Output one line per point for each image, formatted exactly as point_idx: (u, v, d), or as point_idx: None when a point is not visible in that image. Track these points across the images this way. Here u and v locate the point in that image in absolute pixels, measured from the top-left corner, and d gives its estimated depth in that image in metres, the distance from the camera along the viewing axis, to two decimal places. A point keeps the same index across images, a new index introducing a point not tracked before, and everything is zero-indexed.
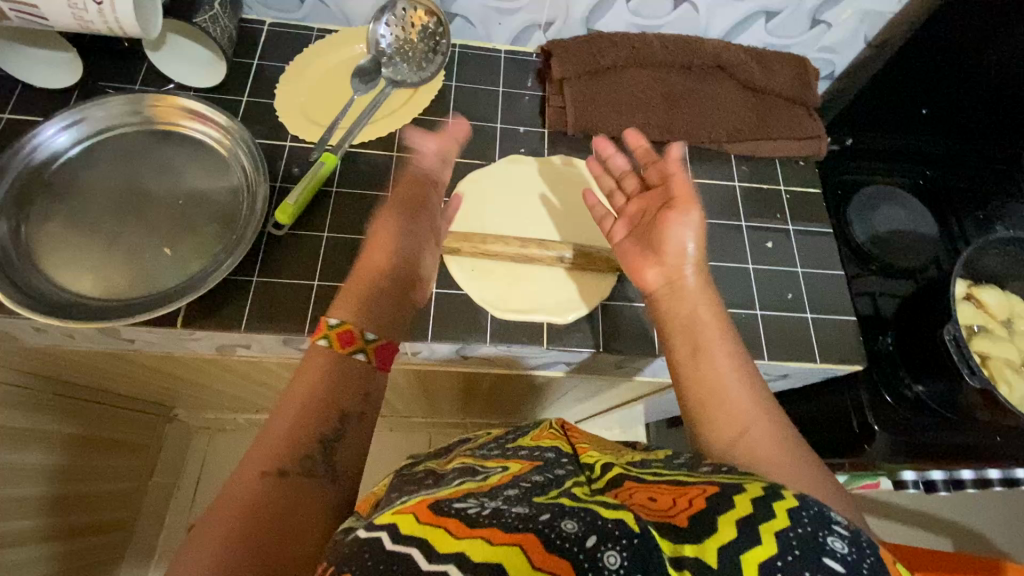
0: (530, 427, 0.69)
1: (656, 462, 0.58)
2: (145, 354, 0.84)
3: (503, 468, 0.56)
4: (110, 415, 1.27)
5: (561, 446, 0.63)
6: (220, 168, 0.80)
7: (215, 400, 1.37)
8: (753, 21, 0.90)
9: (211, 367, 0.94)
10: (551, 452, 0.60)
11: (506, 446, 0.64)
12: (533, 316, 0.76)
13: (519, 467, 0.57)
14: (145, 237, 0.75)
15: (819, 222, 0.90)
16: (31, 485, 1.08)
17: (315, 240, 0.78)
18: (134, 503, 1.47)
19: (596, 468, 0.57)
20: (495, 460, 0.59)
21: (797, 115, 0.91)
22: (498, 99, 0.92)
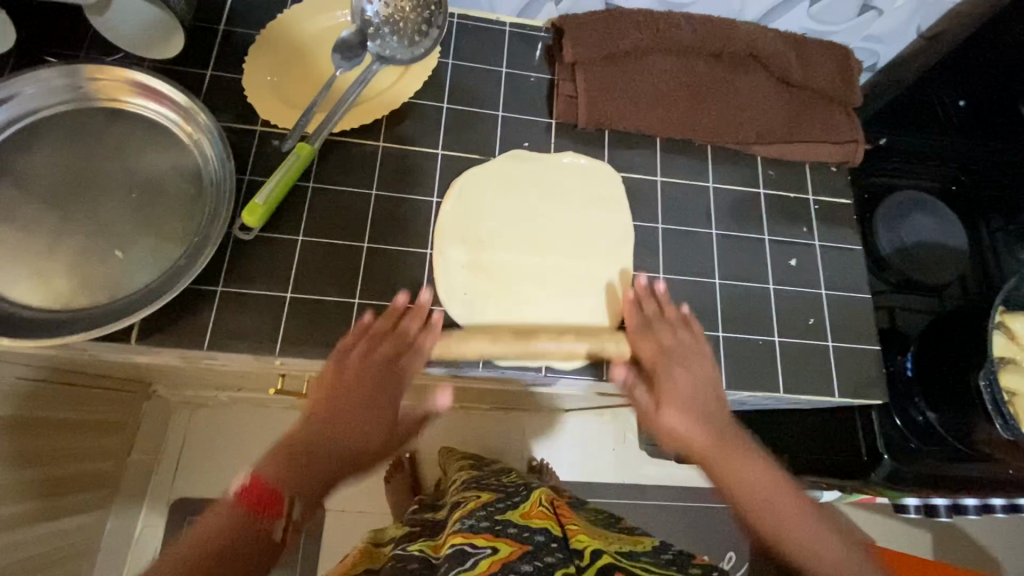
0: (521, 503, 0.69)
1: (645, 556, 0.59)
2: (99, 358, 0.76)
3: (493, 549, 0.56)
4: (88, 394, 1.16)
5: (551, 527, 0.62)
6: (178, 156, 0.70)
7: (199, 380, 1.26)
8: (795, 3, 0.79)
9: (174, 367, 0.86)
10: (540, 534, 0.59)
11: (495, 518, 0.64)
12: (535, 353, 0.69)
13: (509, 549, 0.56)
14: (92, 236, 0.66)
15: (850, 237, 0.82)
16: (18, 471, 0.98)
17: (288, 246, 0.69)
18: (113, 482, 1.36)
19: (587, 555, 0.56)
20: (484, 535, 0.59)
21: (835, 116, 0.81)
22: (500, 82, 0.81)
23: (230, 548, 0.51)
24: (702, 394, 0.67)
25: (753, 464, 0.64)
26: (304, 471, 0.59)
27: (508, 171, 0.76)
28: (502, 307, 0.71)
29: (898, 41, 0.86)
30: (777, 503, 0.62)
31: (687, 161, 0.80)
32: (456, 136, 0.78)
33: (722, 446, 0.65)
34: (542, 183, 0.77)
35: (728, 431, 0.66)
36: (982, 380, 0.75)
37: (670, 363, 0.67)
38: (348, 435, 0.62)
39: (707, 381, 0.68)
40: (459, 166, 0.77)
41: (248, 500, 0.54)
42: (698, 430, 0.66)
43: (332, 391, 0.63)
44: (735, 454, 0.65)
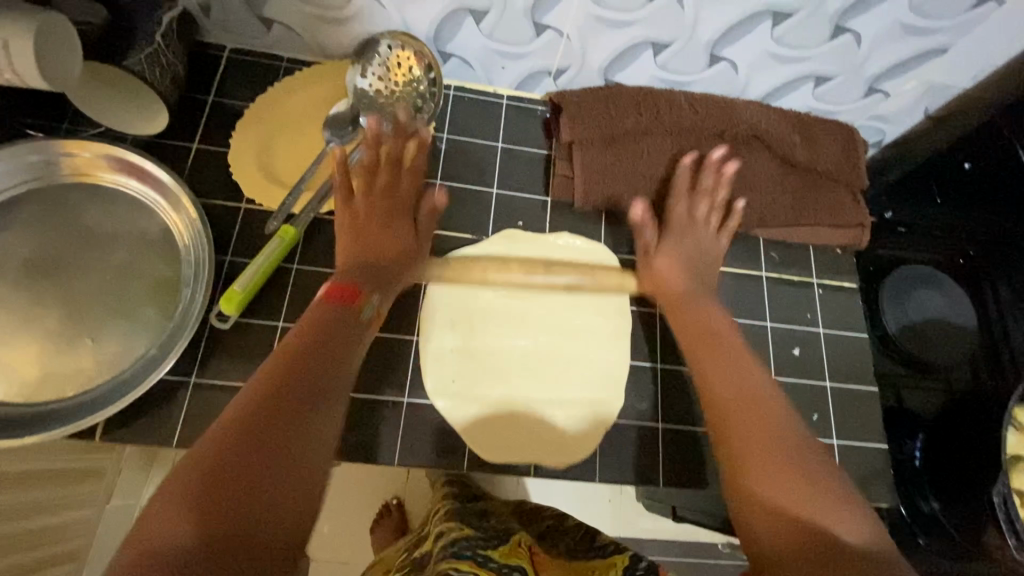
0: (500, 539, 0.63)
1: None
2: None
3: None
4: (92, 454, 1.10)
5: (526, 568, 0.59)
6: (158, 235, 0.67)
7: None
8: (800, 85, 0.77)
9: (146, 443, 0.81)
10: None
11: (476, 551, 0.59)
12: (524, 454, 0.65)
13: None
14: (61, 322, 0.62)
15: (856, 324, 0.79)
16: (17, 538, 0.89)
17: (267, 334, 0.66)
18: None
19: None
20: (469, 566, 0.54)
21: (840, 199, 0.79)
22: (496, 157, 0.79)
23: (248, 489, 0.40)
24: (747, 385, 0.58)
25: (808, 460, 0.50)
26: (248, 437, 0.43)
27: (503, 251, 0.74)
28: (491, 401, 0.68)
29: (906, 120, 0.83)
30: (779, 429, 0.53)
31: None
32: (448, 214, 0.75)
33: (749, 400, 0.57)
34: (536, 264, 0.74)
35: (753, 389, 0.58)
36: (997, 496, 0.68)
37: (687, 300, 0.69)
38: (343, 348, 0.56)
39: (744, 379, 0.59)
40: (450, 246, 0.74)
41: (269, 375, 0.50)
42: (725, 389, 0.58)
43: (313, 356, 0.53)
44: (766, 416, 0.55)
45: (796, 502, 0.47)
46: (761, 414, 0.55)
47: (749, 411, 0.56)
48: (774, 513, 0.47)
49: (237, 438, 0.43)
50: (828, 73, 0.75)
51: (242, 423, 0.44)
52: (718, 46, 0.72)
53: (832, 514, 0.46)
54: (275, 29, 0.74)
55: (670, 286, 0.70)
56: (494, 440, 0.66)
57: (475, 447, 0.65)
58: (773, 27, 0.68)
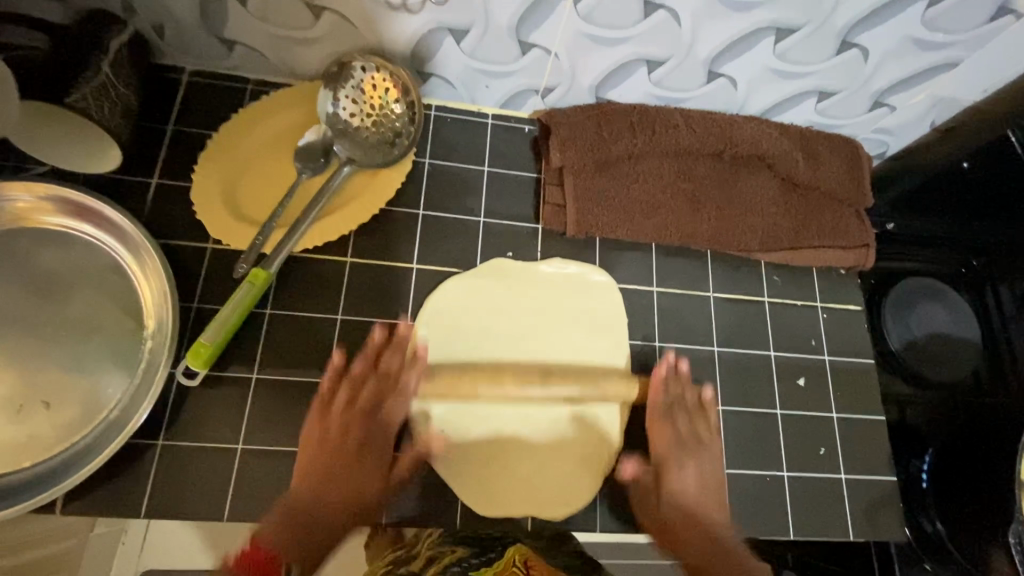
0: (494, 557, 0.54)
1: None
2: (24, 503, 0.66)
3: None
4: None
5: None
6: (117, 283, 0.62)
7: None
8: (802, 100, 0.72)
9: None
10: None
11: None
12: (520, 507, 0.62)
13: None
14: (11, 385, 0.57)
15: (862, 350, 0.75)
16: None
17: (240, 387, 0.61)
18: None
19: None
20: None
21: (844, 219, 0.75)
22: (482, 182, 0.74)
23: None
24: (708, 484, 0.65)
25: (719, 535, 0.62)
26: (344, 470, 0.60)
27: (487, 284, 0.69)
28: (482, 451, 0.63)
29: (911, 132, 0.79)
30: (716, 525, 0.63)
31: (686, 270, 0.73)
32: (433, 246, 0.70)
33: (690, 448, 0.65)
34: (528, 297, 0.69)
35: (699, 444, 0.66)
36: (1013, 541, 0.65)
37: (677, 453, 0.65)
38: (357, 429, 0.61)
39: (709, 463, 0.66)
40: (436, 281, 0.69)
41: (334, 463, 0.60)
42: (669, 471, 0.64)
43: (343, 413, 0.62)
44: (706, 507, 0.64)
45: (720, 522, 0.63)
46: (708, 486, 0.65)
47: (688, 463, 0.65)
48: (697, 557, 0.61)
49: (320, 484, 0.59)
50: (832, 88, 0.70)
51: (293, 524, 0.57)
52: (717, 62, 0.67)
53: (708, 511, 0.64)
54: (239, 50, 0.68)
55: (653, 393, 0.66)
56: (488, 493, 0.62)
57: (468, 501, 0.61)
58: (776, 43, 0.64)
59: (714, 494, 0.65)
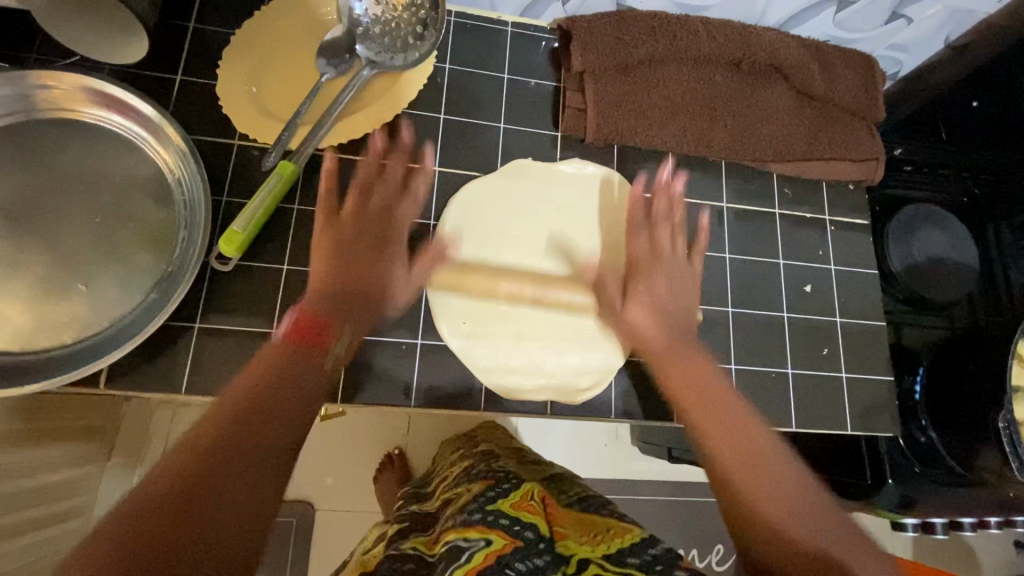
0: (512, 490, 0.63)
1: (631, 556, 0.53)
2: None
3: (487, 541, 0.53)
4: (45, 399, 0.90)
5: (539, 524, 0.58)
6: (147, 173, 0.63)
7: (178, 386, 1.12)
8: (820, 10, 0.73)
9: None
10: (530, 532, 0.56)
11: (485, 508, 0.58)
12: (541, 394, 0.66)
13: (502, 543, 0.53)
14: (50, 268, 0.58)
15: (867, 261, 0.78)
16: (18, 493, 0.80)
17: (271, 276, 0.63)
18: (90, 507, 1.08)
19: (573, 563, 0.53)
20: (476, 528, 0.55)
21: (855, 131, 0.77)
22: (502, 88, 0.75)
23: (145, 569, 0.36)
24: (673, 298, 0.68)
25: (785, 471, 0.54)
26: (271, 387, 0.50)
27: (508, 187, 0.71)
28: (504, 342, 0.67)
29: (924, 50, 0.80)
30: (737, 434, 0.57)
31: (700, 179, 0.75)
32: (454, 150, 0.72)
33: (699, 390, 0.61)
34: (547, 200, 0.71)
35: (701, 381, 0.62)
36: (1004, 422, 0.72)
37: (651, 267, 0.68)
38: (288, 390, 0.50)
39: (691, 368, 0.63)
40: (458, 184, 0.71)
41: (294, 339, 0.55)
42: (678, 385, 0.62)
43: (258, 381, 0.50)
44: (768, 472, 0.54)
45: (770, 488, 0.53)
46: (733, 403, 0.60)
47: (691, 394, 0.61)
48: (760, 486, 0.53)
49: (301, 384, 0.51)
50: None
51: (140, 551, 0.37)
52: None
53: (757, 474, 0.54)
54: None
55: (650, 337, 0.65)
56: (512, 382, 0.66)
57: (494, 388, 0.65)
58: None
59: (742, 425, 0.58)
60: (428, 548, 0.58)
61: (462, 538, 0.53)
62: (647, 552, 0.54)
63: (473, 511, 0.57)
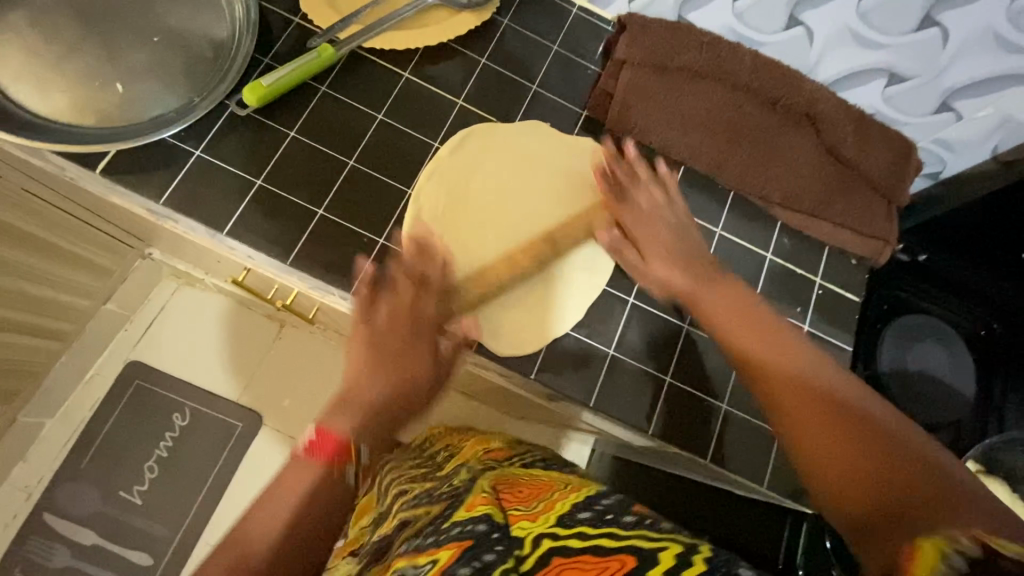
0: (465, 493, 0.48)
1: (582, 513, 0.45)
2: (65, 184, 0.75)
3: (432, 564, 0.39)
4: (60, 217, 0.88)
5: (492, 512, 0.44)
6: (212, 15, 0.70)
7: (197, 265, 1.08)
8: (869, 78, 0.74)
9: (131, 221, 0.83)
10: (482, 523, 0.42)
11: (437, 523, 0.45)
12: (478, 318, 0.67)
13: (449, 559, 0.40)
14: (101, 61, 0.66)
15: (846, 335, 0.75)
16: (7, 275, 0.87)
17: (277, 137, 0.68)
18: None
19: (527, 544, 0.42)
20: (422, 550, 0.41)
21: (871, 206, 0.76)
22: (548, 56, 0.79)
23: None
24: (667, 213, 0.67)
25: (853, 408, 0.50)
26: (365, 416, 0.55)
27: (517, 137, 0.73)
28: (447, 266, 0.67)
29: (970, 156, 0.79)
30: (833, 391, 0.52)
31: (702, 198, 0.75)
32: (483, 93, 0.76)
33: (745, 313, 0.59)
34: (550, 162, 0.73)
35: (791, 355, 0.55)
36: None
37: (633, 190, 0.68)
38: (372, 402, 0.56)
39: (776, 338, 0.57)
40: (474, 122, 0.74)
41: (318, 451, 0.53)
42: (769, 355, 0.56)
43: (348, 404, 0.56)
44: (835, 405, 0.51)
45: (842, 390, 0.52)
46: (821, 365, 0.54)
47: (781, 364, 0.55)
48: (841, 479, 0.48)
49: (358, 427, 0.55)
50: (903, 73, 0.71)
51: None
52: (800, 7, 0.70)
53: (836, 433, 0.49)
54: None
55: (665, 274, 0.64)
56: None
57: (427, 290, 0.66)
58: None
59: (837, 382, 0.53)
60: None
61: (408, 569, 0.40)
62: (600, 505, 0.46)
63: (425, 535, 0.44)
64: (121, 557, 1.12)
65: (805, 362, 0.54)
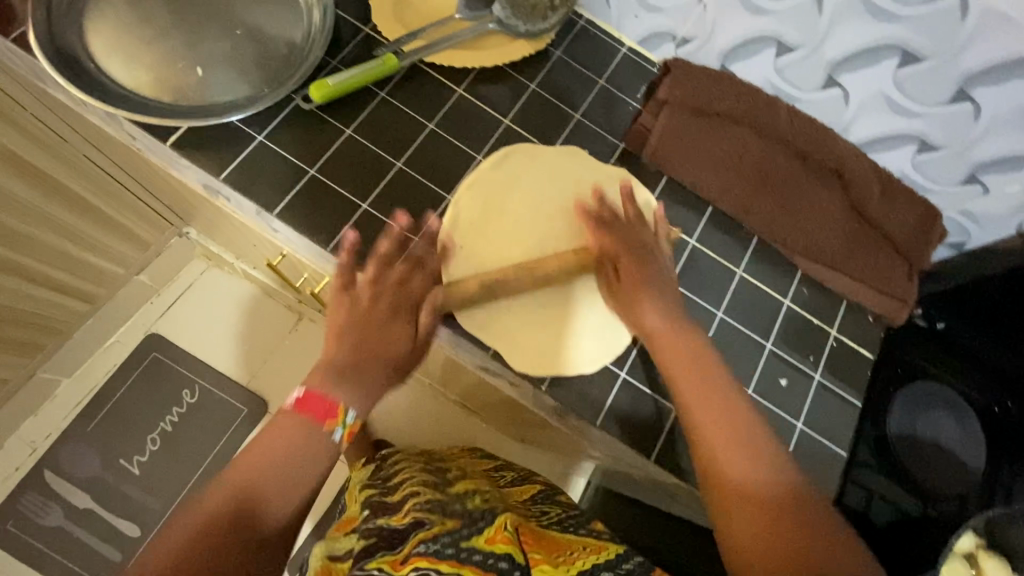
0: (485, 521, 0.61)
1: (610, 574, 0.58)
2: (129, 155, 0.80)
3: None
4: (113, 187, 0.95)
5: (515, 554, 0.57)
6: (290, 17, 0.76)
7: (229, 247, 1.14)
8: (901, 143, 0.77)
9: (179, 196, 0.88)
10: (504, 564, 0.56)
11: (456, 542, 0.57)
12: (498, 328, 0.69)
13: None
14: (185, 47, 0.72)
15: (852, 388, 0.76)
16: None
17: (333, 133, 0.73)
18: None
19: None
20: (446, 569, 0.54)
21: (892, 266, 0.78)
22: (592, 89, 0.83)
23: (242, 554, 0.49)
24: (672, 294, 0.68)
25: (793, 497, 0.54)
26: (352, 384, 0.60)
27: (556, 160, 0.76)
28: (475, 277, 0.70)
29: (994, 229, 0.82)
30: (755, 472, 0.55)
31: (725, 239, 0.78)
32: (528, 116, 0.80)
33: (705, 367, 0.61)
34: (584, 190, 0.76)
35: (734, 414, 0.58)
36: None
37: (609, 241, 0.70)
38: (372, 361, 0.61)
39: (728, 403, 0.59)
40: (516, 141, 0.78)
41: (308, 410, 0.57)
42: (707, 409, 0.59)
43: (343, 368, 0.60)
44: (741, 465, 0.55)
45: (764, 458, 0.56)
46: (743, 433, 0.57)
47: (725, 439, 0.57)
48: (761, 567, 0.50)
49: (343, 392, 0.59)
50: (934, 142, 0.74)
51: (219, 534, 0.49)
52: (838, 69, 0.72)
53: (754, 509, 0.53)
54: None
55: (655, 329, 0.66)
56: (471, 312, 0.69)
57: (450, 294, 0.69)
58: (897, 68, 0.69)
59: (749, 434, 0.57)
60: (393, 572, 0.54)
61: None
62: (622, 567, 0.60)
63: (445, 546, 0.56)
64: (115, 523, 1.14)
65: (735, 417, 0.58)
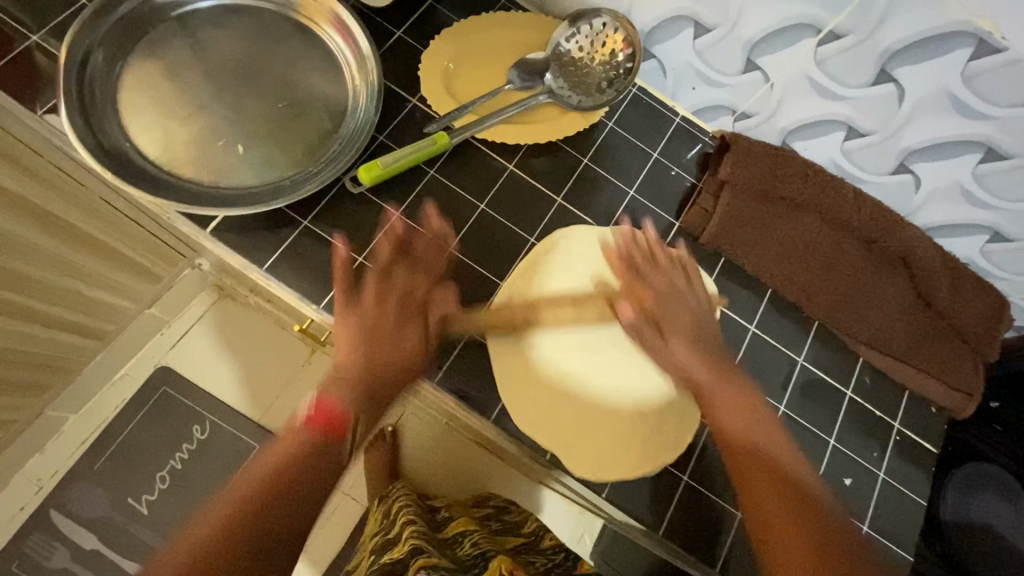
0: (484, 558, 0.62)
1: None
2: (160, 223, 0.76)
3: None
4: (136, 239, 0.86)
5: None
6: (335, 88, 0.72)
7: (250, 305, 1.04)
8: (970, 232, 0.75)
9: (210, 259, 0.84)
10: None
11: None
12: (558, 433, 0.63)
13: None
14: (226, 122, 0.68)
15: (917, 486, 0.73)
16: None
17: (380, 215, 0.69)
18: None
19: None
20: None
21: (959, 359, 0.75)
22: (646, 163, 0.79)
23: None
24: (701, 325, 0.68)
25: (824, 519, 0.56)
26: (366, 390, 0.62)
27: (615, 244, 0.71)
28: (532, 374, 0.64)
29: None
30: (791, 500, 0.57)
31: (786, 327, 0.75)
32: (582, 192, 0.76)
33: (749, 406, 0.63)
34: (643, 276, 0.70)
35: (766, 440, 0.61)
36: None
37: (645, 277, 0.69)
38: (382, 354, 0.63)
39: (762, 430, 0.62)
40: (569, 220, 0.75)
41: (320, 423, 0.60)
42: (740, 434, 0.61)
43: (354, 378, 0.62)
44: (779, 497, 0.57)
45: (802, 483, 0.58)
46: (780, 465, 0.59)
47: (764, 474, 0.58)
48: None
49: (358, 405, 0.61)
50: (1007, 233, 0.73)
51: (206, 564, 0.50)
52: (912, 157, 0.70)
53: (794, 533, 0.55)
54: None
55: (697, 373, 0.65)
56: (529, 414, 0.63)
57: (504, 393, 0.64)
58: (978, 162, 0.67)
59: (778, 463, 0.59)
60: None
61: None
62: None
63: None
64: None
65: (769, 447, 0.60)
